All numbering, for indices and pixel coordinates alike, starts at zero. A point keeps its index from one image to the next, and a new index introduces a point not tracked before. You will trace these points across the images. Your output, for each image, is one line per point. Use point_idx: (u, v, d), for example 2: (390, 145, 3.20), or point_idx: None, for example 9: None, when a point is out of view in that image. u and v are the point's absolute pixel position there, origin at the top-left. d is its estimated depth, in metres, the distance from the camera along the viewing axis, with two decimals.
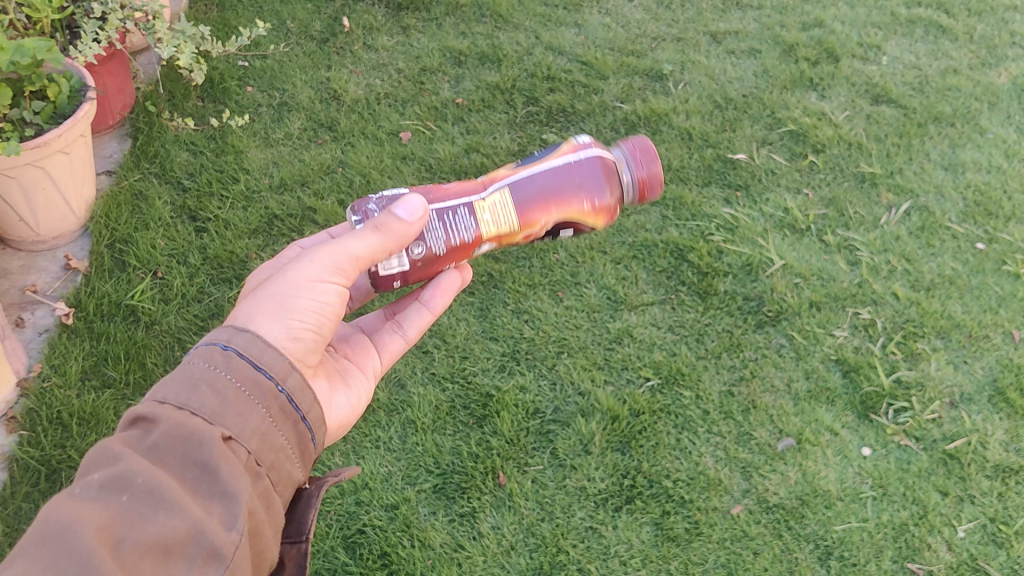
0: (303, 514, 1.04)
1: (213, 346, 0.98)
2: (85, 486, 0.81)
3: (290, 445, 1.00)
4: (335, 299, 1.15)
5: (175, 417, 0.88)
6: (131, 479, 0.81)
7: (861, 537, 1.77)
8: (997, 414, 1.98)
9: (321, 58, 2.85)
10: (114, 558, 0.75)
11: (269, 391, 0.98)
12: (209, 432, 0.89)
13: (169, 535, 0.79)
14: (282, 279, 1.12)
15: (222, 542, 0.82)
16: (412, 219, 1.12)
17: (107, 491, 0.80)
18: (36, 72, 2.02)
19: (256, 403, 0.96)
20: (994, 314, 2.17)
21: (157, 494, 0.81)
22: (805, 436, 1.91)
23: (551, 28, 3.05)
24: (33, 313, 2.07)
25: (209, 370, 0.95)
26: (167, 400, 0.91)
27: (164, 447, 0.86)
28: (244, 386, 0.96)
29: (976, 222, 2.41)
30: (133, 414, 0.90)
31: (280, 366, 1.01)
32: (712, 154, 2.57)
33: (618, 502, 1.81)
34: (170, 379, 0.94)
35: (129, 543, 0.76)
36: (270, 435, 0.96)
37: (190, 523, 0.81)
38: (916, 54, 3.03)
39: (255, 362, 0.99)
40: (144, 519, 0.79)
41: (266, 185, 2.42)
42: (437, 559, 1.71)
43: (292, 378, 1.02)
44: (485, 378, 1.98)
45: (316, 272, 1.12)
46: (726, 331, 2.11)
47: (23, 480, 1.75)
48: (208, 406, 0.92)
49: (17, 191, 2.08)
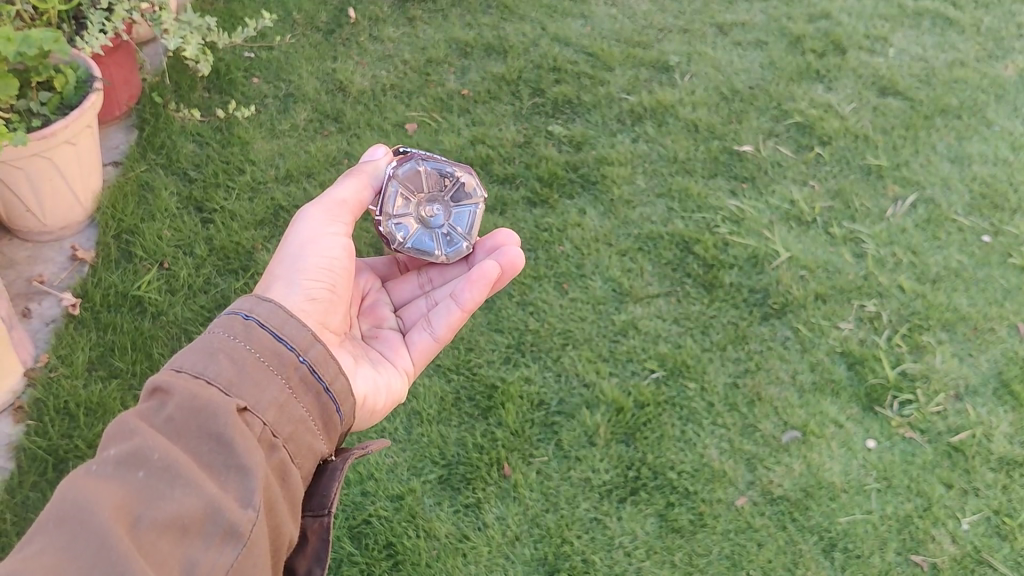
0: (325, 488, 1.05)
1: (235, 316, 1.02)
2: (100, 463, 0.81)
3: (310, 417, 1.02)
4: (341, 255, 1.27)
5: (191, 389, 0.90)
6: (147, 456, 0.82)
7: (865, 529, 1.77)
8: (1002, 408, 1.98)
9: (327, 49, 2.85)
10: (131, 537, 0.75)
11: (290, 361, 1.01)
12: (225, 401, 0.90)
13: (187, 513, 0.79)
14: (287, 246, 1.25)
15: (239, 519, 0.83)
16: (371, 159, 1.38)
17: (122, 469, 0.81)
18: (42, 63, 2.03)
19: (275, 373, 0.99)
20: (999, 307, 2.17)
21: (174, 470, 0.82)
22: (809, 429, 1.91)
23: (557, 19, 3.04)
24: (40, 303, 2.08)
25: (227, 341, 0.98)
26: (182, 370, 0.93)
27: (180, 420, 0.87)
28: (261, 356, 0.99)
29: (983, 214, 2.40)
30: (150, 385, 0.91)
31: (301, 337, 1.04)
32: (718, 146, 2.57)
33: (623, 493, 1.81)
34: (188, 349, 0.96)
35: (146, 522, 0.77)
36: (288, 406, 0.98)
37: (207, 500, 0.82)
38: (922, 46, 3.01)
39: (276, 333, 1.02)
40: (160, 497, 0.79)
41: (272, 176, 2.43)
42: (442, 549, 1.72)
43: (313, 350, 1.04)
44: (490, 370, 1.99)
45: (317, 233, 1.26)
46: (731, 323, 2.11)
47: (30, 470, 1.76)
48: (225, 375, 0.94)
49: (24, 181, 2.08)
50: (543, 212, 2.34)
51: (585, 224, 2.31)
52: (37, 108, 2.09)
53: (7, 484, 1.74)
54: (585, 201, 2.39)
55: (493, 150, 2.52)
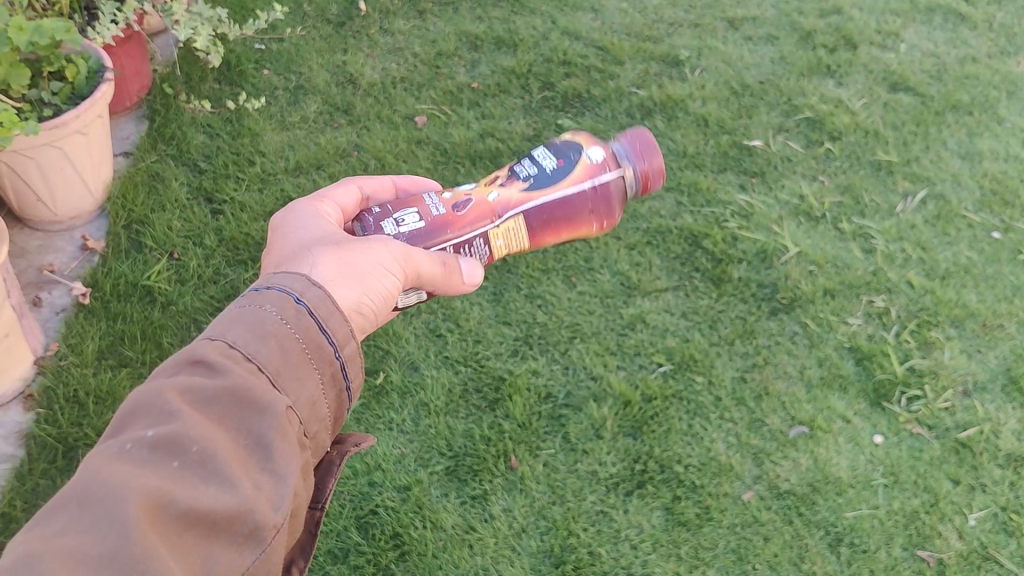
0: (320, 481, 1.05)
1: (286, 298, 0.98)
2: (136, 442, 0.77)
3: (332, 414, 0.99)
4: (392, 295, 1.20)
5: (241, 374, 0.86)
6: (185, 444, 0.77)
7: (871, 524, 1.77)
8: (1010, 404, 1.97)
9: (337, 42, 2.86)
10: (159, 530, 0.71)
11: (328, 357, 0.97)
12: (272, 393, 0.87)
13: (219, 512, 0.75)
14: (370, 249, 1.15)
15: (267, 524, 0.79)
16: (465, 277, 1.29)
17: (158, 453, 0.76)
18: (54, 53, 2.05)
19: (314, 368, 0.95)
20: (1009, 303, 2.16)
21: (211, 463, 0.77)
22: (817, 423, 1.91)
23: (567, 12, 3.04)
24: (51, 292, 2.10)
25: (280, 325, 0.94)
26: (233, 349, 0.89)
27: (223, 406, 0.82)
28: (306, 349, 0.95)
29: (993, 211, 2.39)
30: (197, 355, 0.87)
31: (343, 331, 1.00)
32: (728, 140, 2.57)
33: (629, 486, 1.82)
34: (241, 323, 0.92)
35: (177, 518, 0.73)
36: (319, 404, 0.95)
37: (242, 500, 0.77)
38: (934, 42, 3.00)
39: (321, 324, 0.98)
40: (194, 489, 0.75)
41: (282, 168, 2.43)
42: (448, 540, 1.73)
43: (349, 346, 1.01)
44: (498, 362, 2.00)
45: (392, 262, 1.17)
46: (739, 318, 2.11)
47: (41, 457, 1.78)
48: (273, 363, 0.91)
49: (35, 170, 2.10)
50: None
51: None
52: (49, 98, 2.10)
53: (17, 470, 1.75)
54: None
55: (502, 144, 2.55)
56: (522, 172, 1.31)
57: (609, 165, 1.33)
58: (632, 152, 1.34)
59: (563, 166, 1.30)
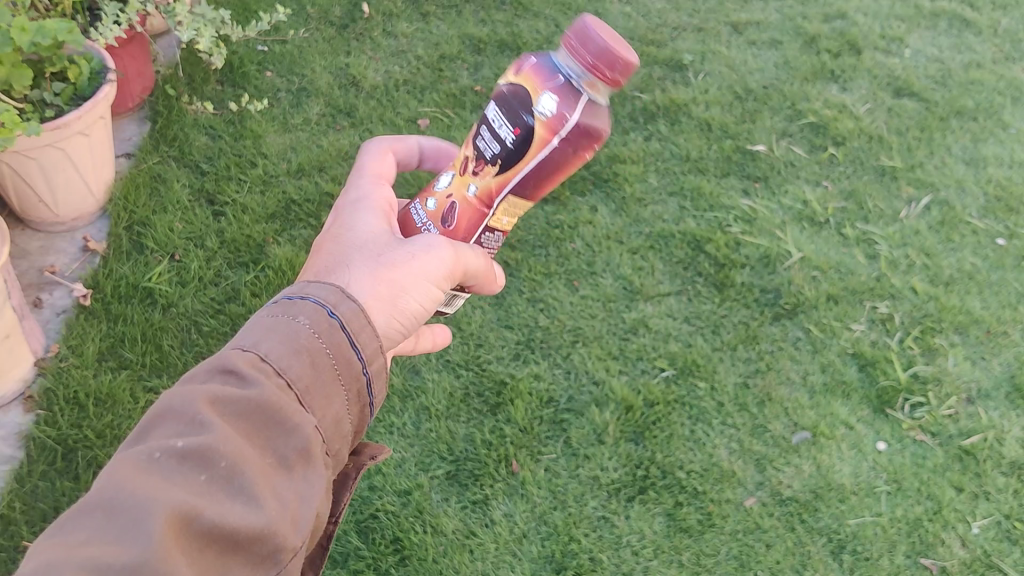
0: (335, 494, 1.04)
1: (321, 310, 0.95)
2: (165, 451, 0.76)
3: (354, 431, 0.97)
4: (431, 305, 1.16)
5: (273, 389, 0.84)
6: (215, 459, 0.76)
7: (874, 531, 1.76)
8: (1014, 411, 1.96)
9: (341, 44, 2.86)
10: (184, 545, 0.70)
11: (357, 374, 0.95)
12: (301, 413, 0.85)
13: (243, 532, 0.74)
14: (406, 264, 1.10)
15: (285, 547, 0.78)
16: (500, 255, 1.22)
17: (187, 466, 0.75)
18: (57, 53, 2.05)
19: (342, 385, 0.93)
20: (1013, 310, 2.15)
21: (238, 481, 0.77)
22: (819, 429, 1.91)
23: (571, 16, 3.05)
24: (52, 294, 2.09)
25: (313, 339, 0.92)
26: (266, 361, 0.87)
27: (252, 422, 0.81)
28: (336, 364, 0.93)
29: (997, 217, 2.38)
30: (228, 363, 0.85)
31: (371, 348, 0.98)
32: (732, 145, 2.56)
33: (631, 492, 1.81)
34: (275, 334, 0.90)
35: (203, 534, 0.72)
36: (344, 421, 0.93)
37: (266, 521, 0.76)
38: (939, 47, 2.99)
39: (352, 339, 0.95)
40: (221, 506, 0.74)
41: (284, 170, 2.43)
42: (449, 545, 1.72)
43: (376, 363, 0.98)
44: (499, 366, 1.99)
45: (435, 272, 1.12)
46: (742, 323, 2.11)
47: (40, 459, 1.77)
48: (304, 379, 0.89)
49: (37, 171, 2.09)
50: (555, 209, 2.34)
51: (596, 221, 2.31)
52: (51, 99, 2.10)
53: (16, 472, 1.74)
54: (597, 199, 2.38)
55: None
56: (488, 152, 1.13)
57: (566, 98, 1.06)
58: (580, 66, 1.05)
59: (520, 136, 1.08)
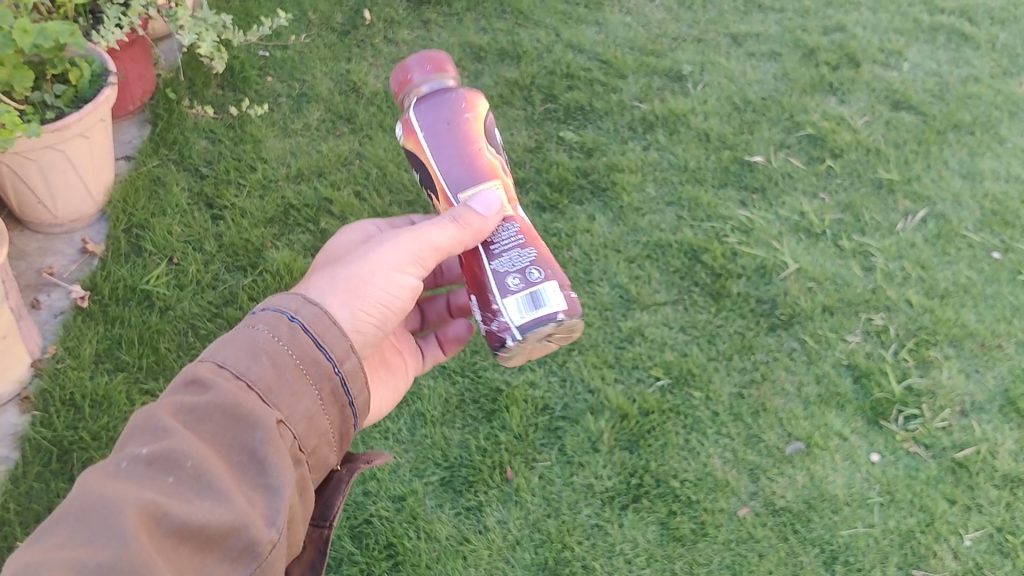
0: (329, 499, 1.04)
1: (280, 315, 0.95)
2: (131, 459, 0.78)
3: (332, 430, 0.97)
4: (405, 295, 1.18)
5: (232, 390, 0.85)
6: (180, 460, 0.78)
7: (867, 543, 1.76)
8: (1008, 424, 1.96)
9: (341, 50, 2.88)
10: (154, 542, 0.72)
11: (326, 372, 0.95)
12: (264, 409, 0.86)
13: (214, 525, 0.75)
14: (364, 258, 1.16)
15: (262, 539, 0.79)
16: (489, 213, 1.13)
17: (153, 469, 0.77)
18: (58, 55, 2.06)
19: (311, 383, 0.93)
20: (1008, 323, 2.16)
21: (205, 478, 0.78)
22: (814, 440, 1.91)
23: (571, 25, 3.09)
24: (49, 295, 2.10)
25: (272, 342, 0.92)
26: (225, 367, 0.88)
27: (216, 423, 0.83)
28: (301, 363, 0.93)
29: (993, 231, 2.39)
30: (188, 374, 0.87)
31: (342, 346, 0.98)
32: (729, 155, 2.58)
33: (625, 500, 1.81)
34: (232, 341, 0.91)
35: (173, 528, 0.73)
36: (318, 419, 0.93)
37: (236, 514, 0.77)
38: (937, 61, 3.01)
39: (318, 339, 0.96)
40: (190, 503, 0.76)
41: (283, 175, 2.44)
42: (442, 551, 1.72)
43: (349, 361, 0.98)
44: (496, 373, 2.00)
45: (396, 259, 1.16)
46: (737, 333, 2.11)
47: (35, 460, 1.77)
48: (266, 380, 0.89)
49: (37, 173, 2.10)
50: (552, 217, 2.37)
51: (594, 229, 2.33)
52: (52, 100, 2.11)
53: (11, 473, 1.74)
54: (595, 207, 2.41)
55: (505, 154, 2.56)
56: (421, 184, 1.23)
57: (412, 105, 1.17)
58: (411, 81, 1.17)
59: (409, 154, 1.19)
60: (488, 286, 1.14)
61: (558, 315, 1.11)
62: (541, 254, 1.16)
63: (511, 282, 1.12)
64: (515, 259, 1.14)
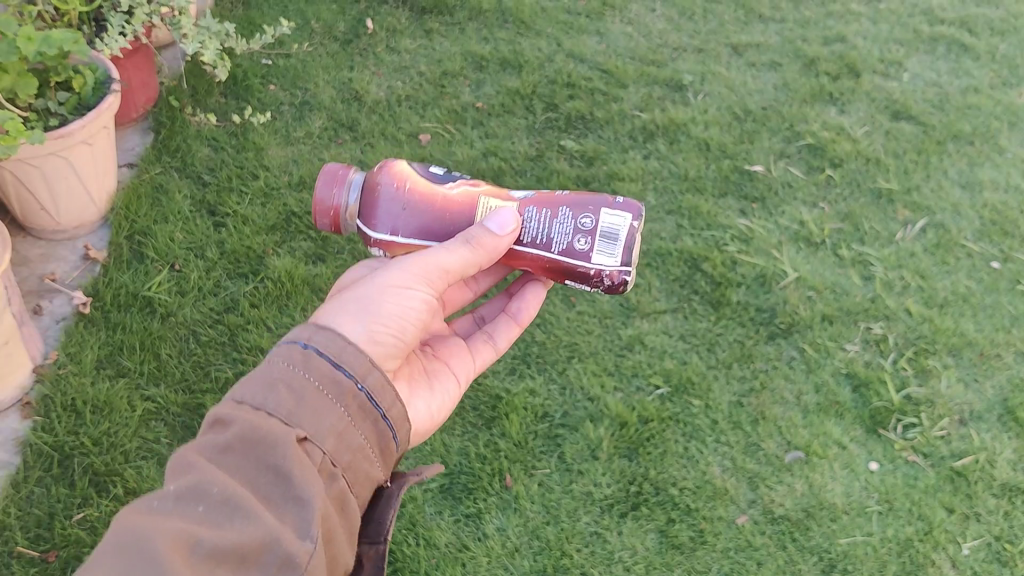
0: (381, 515, 1.06)
1: (296, 345, 1.01)
2: (161, 497, 0.83)
3: (367, 443, 1.01)
4: (420, 308, 1.22)
5: (251, 420, 0.91)
6: (207, 489, 0.84)
7: (865, 551, 1.76)
8: (1006, 434, 1.96)
9: (344, 59, 2.91)
10: (188, 563, 0.77)
11: (349, 390, 1.00)
12: (286, 433, 0.91)
13: (246, 542, 0.81)
14: (371, 281, 1.20)
15: (296, 550, 0.83)
16: (502, 231, 1.21)
17: (182, 501, 0.83)
18: (62, 63, 2.08)
19: (334, 402, 0.98)
20: (1007, 333, 2.16)
21: (234, 501, 0.83)
22: (813, 449, 1.91)
23: (573, 35, 3.11)
24: (51, 301, 2.11)
25: (289, 370, 0.97)
26: (244, 401, 0.94)
27: (239, 452, 0.89)
28: (321, 383, 0.98)
29: (992, 240, 2.40)
30: (211, 416, 0.93)
31: (360, 364, 1.02)
32: (729, 165, 2.59)
33: (624, 508, 1.81)
34: (251, 378, 0.97)
35: (204, 550, 0.78)
36: (347, 433, 0.98)
37: (267, 530, 0.83)
38: (937, 72, 3.03)
39: (336, 361, 1.01)
40: (222, 526, 0.81)
41: (285, 182, 2.45)
42: (441, 558, 1.72)
43: (371, 377, 1.03)
44: (495, 380, 2.00)
45: (405, 279, 1.20)
46: (737, 341, 2.12)
47: (36, 465, 1.77)
48: (285, 406, 0.94)
49: (40, 179, 2.11)
50: None
51: None
52: (56, 107, 2.13)
53: (12, 477, 1.75)
54: None
55: (506, 163, 2.58)
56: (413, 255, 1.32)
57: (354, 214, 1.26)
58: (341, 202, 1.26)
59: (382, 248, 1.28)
60: (566, 262, 1.26)
61: (633, 225, 1.26)
62: (570, 203, 1.26)
63: (579, 245, 1.25)
64: (562, 226, 1.25)
